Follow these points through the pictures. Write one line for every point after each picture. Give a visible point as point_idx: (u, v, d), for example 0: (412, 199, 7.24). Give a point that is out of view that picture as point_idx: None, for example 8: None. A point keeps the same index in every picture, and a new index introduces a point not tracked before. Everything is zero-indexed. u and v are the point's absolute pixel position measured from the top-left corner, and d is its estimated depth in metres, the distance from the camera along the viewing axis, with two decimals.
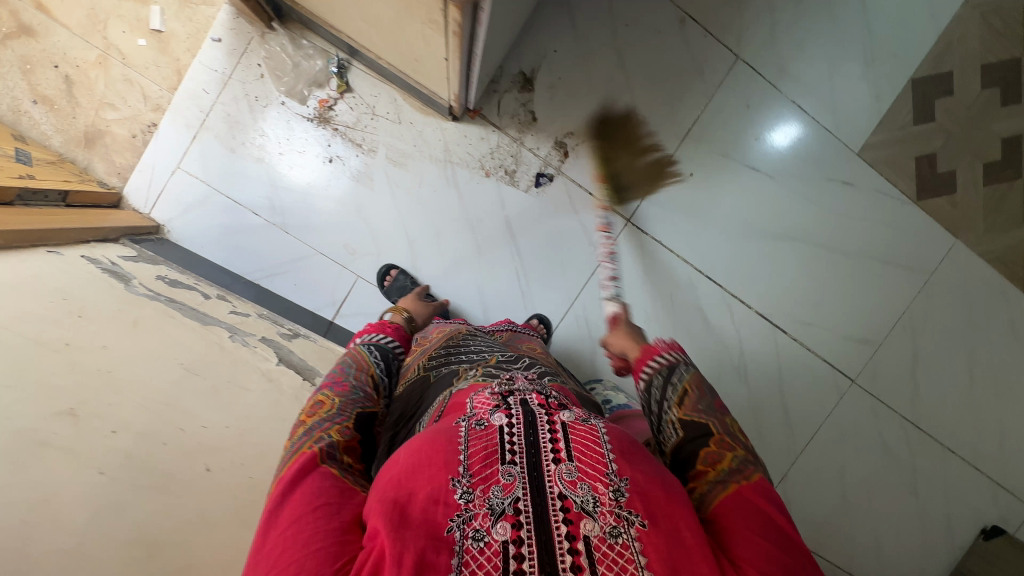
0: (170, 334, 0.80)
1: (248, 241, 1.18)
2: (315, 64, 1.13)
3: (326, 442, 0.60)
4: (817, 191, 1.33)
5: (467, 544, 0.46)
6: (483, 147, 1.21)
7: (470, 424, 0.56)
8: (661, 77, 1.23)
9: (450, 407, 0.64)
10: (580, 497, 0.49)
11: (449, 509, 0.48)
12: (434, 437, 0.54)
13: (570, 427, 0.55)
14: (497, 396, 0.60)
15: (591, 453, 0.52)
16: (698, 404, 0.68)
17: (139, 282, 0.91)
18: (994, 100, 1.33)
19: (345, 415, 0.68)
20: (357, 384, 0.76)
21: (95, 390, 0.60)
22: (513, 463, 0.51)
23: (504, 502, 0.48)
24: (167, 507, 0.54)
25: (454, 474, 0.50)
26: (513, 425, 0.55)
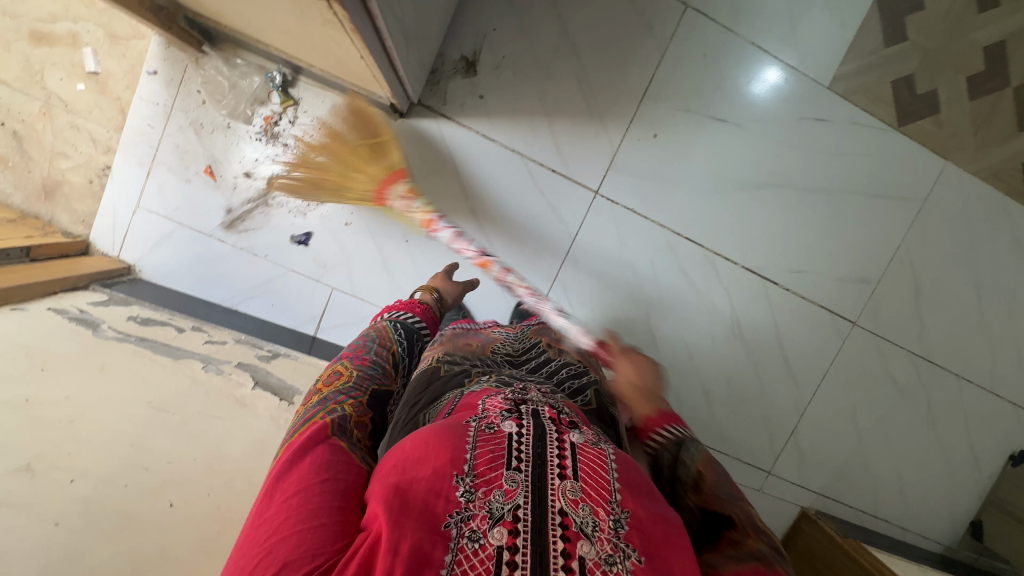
0: (139, 374, 0.81)
1: (219, 270, 1.19)
2: (252, 82, 1.11)
3: (340, 414, 0.59)
4: (790, 132, 1.27)
5: (460, 543, 0.41)
6: (437, 140, 1.19)
7: (480, 424, 0.50)
8: (608, 38, 1.19)
9: (460, 407, 0.60)
10: (580, 517, 0.43)
11: (448, 504, 0.43)
12: (438, 430, 0.49)
13: (579, 448, 0.49)
14: (510, 401, 0.56)
15: (598, 473, 0.47)
16: (718, 483, 0.56)
17: (109, 326, 0.92)
18: (970, 7, 1.25)
19: (361, 391, 0.66)
20: (377, 359, 0.75)
21: (54, 441, 0.61)
22: (519, 469, 0.45)
23: (503, 508, 0.43)
24: (128, 548, 0.55)
25: (459, 471, 0.45)
26: (523, 434, 0.49)
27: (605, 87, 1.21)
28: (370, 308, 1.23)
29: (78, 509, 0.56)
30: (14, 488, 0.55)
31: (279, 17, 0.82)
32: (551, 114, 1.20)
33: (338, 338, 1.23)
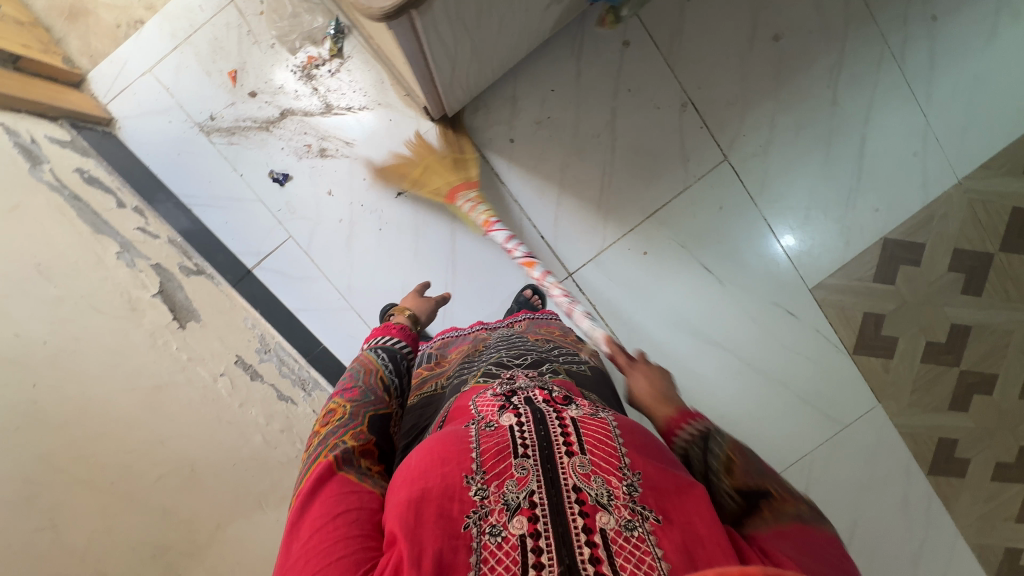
0: (46, 231, 0.78)
1: (196, 166, 1.16)
2: (315, 21, 1.14)
3: (342, 449, 0.66)
4: (758, 309, 1.33)
5: (488, 538, 0.52)
6: (453, 155, 1.20)
7: (480, 426, 0.62)
8: (646, 150, 1.23)
9: (454, 412, 0.71)
10: (594, 490, 0.54)
11: (464, 505, 0.54)
12: (445, 440, 0.60)
13: (579, 423, 0.61)
14: (501, 396, 0.67)
15: (604, 449, 0.58)
16: (747, 466, 0.62)
17: (50, 168, 0.89)
18: (955, 284, 1.34)
19: (359, 420, 0.73)
20: (368, 388, 0.80)
21: None
22: (527, 457, 0.57)
23: (519, 497, 0.54)
24: None
25: (469, 472, 0.56)
26: (523, 423, 0.60)
27: (621, 188, 1.25)
28: (314, 271, 1.22)
29: None
30: None
31: None
32: (564, 187, 1.24)
33: (268, 283, 1.21)
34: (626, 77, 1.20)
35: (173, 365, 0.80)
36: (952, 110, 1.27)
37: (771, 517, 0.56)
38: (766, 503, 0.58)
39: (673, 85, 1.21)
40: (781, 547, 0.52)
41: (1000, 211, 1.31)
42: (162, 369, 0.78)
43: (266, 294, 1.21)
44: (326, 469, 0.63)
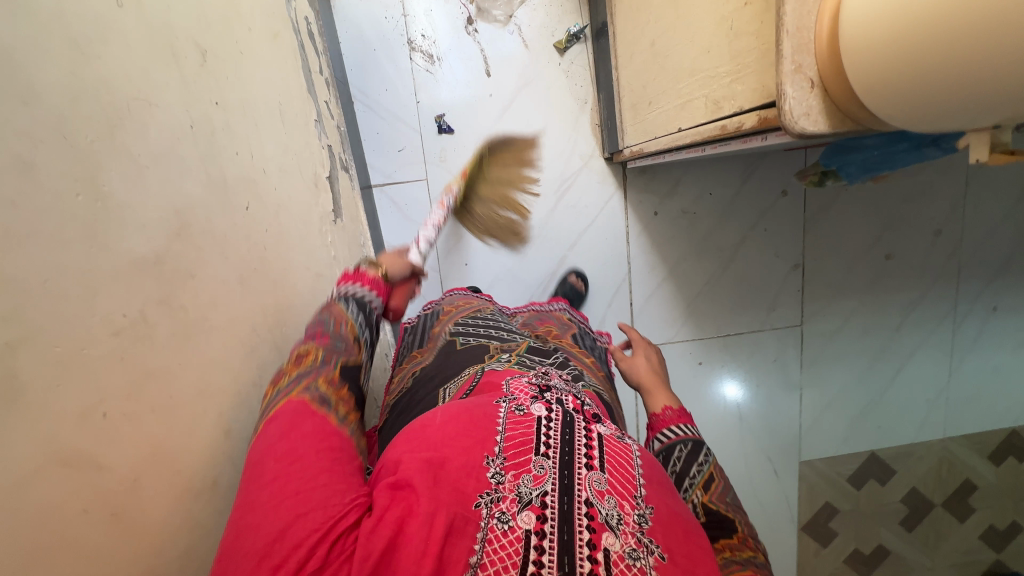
0: (287, 72, 0.75)
1: (385, 71, 1.14)
2: (562, 16, 1.18)
3: (315, 394, 0.47)
4: (753, 455, 1.46)
5: (489, 525, 0.39)
6: (602, 197, 1.26)
7: (509, 405, 0.47)
8: (748, 283, 1.35)
9: (482, 386, 0.57)
10: (605, 508, 0.41)
11: (478, 484, 0.40)
12: (470, 410, 0.46)
13: (606, 439, 0.46)
14: (535, 386, 0.51)
15: (622, 469, 0.44)
16: (726, 495, 0.55)
17: (296, 9, 0.85)
18: (898, 514, 1.53)
19: (331, 368, 0.51)
20: (337, 333, 0.54)
21: (228, 53, 0.55)
22: (547, 457, 0.43)
23: (531, 492, 0.41)
24: (220, 206, 0.47)
25: (489, 453, 0.42)
26: (552, 421, 0.46)
27: (713, 301, 1.35)
28: None
29: (225, 126, 0.51)
30: (191, 58, 0.47)
31: (669, 40, 0.80)
32: (671, 275, 1.32)
33: (381, 207, 1.19)
34: (767, 219, 1.32)
35: (326, 258, 0.77)
36: (966, 381, 1.50)
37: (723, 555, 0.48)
38: (724, 533, 0.51)
39: (797, 247, 1.35)
40: None
41: (958, 476, 1.53)
42: (322, 259, 0.75)
43: (373, 216, 1.18)
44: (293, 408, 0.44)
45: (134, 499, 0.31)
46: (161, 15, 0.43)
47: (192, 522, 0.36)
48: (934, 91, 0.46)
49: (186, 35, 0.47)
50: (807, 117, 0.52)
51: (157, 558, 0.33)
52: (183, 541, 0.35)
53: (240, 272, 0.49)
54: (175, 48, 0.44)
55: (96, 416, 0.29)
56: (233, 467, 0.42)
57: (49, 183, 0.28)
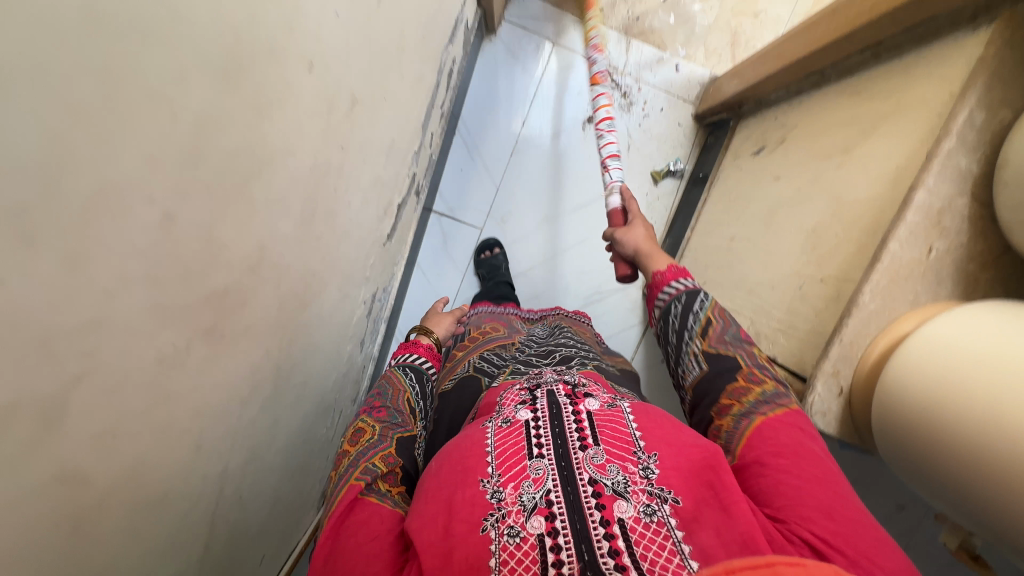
0: (413, 110, 0.79)
1: (498, 119, 1.20)
2: (672, 154, 1.21)
3: (372, 474, 0.52)
4: None
5: (500, 542, 0.38)
6: (625, 322, 1.28)
7: (496, 424, 0.48)
8: None
9: (483, 405, 0.61)
10: (611, 479, 0.41)
11: (478, 508, 0.40)
12: (458, 443, 0.48)
13: (595, 414, 0.48)
14: (525, 392, 0.53)
15: (616, 433, 0.45)
16: (724, 334, 0.62)
17: (449, 51, 0.91)
18: None
19: (388, 442, 0.57)
20: (395, 407, 0.64)
21: (374, 101, 0.59)
22: (542, 458, 0.43)
23: (535, 496, 0.40)
24: (297, 241, 0.51)
25: (483, 475, 0.42)
26: (539, 420, 0.46)
27: None
28: (463, 264, 1.24)
29: (338, 168, 0.55)
30: (341, 109, 0.51)
31: (748, 251, 0.84)
32: None
33: (430, 230, 1.22)
34: None
35: (360, 277, 0.81)
36: None
37: (740, 403, 0.55)
38: (730, 377, 0.58)
39: None
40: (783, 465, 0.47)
41: None
42: (355, 278, 0.78)
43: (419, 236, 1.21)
44: (349, 500, 0.49)
45: (96, 512, 0.33)
46: (338, 74, 0.48)
47: (128, 531, 0.38)
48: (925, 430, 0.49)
49: (348, 90, 0.51)
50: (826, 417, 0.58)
51: (86, 566, 0.34)
52: (112, 549, 0.36)
53: (281, 300, 0.52)
54: (334, 103, 0.49)
55: (107, 438, 0.32)
56: (185, 480, 0.43)
57: (183, 231, 0.32)
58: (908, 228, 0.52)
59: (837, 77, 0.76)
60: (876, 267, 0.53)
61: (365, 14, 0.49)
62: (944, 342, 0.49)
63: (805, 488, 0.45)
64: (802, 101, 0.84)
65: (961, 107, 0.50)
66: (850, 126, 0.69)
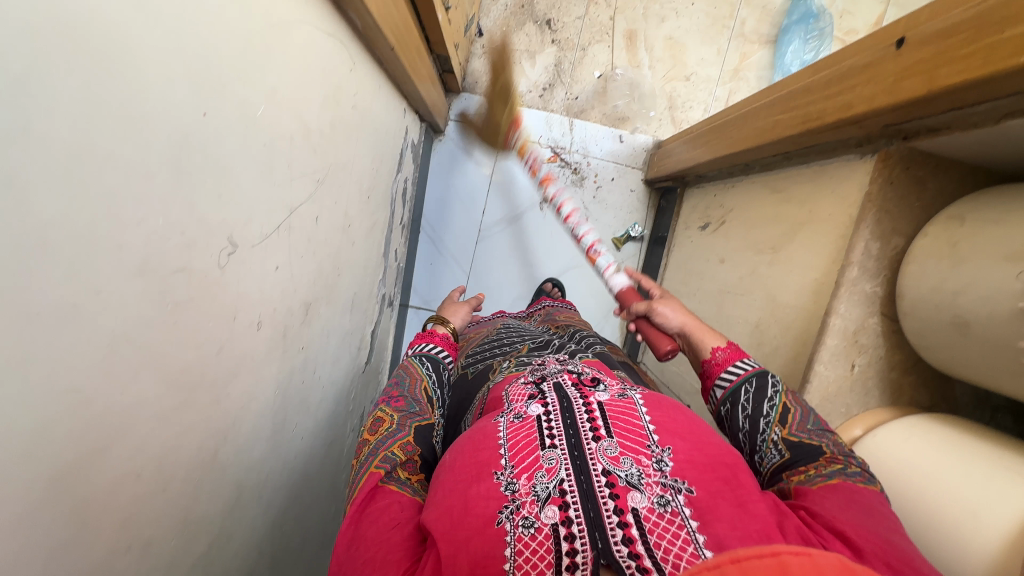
0: (371, 252, 0.84)
1: (459, 212, 1.25)
2: (629, 218, 1.26)
3: (394, 463, 0.47)
4: None
5: (515, 534, 0.35)
6: None
7: (508, 417, 0.46)
8: None
9: (489, 399, 0.57)
10: (625, 471, 0.38)
11: (491, 500, 0.38)
12: (472, 435, 0.46)
13: (606, 406, 0.45)
14: (530, 386, 0.52)
15: (628, 425, 0.43)
16: (806, 422, 0.49)
17: (399, 178, 0.96)
18: None
19: (406, 432, 0.52)
20: (413, 395, 0.57)
21: (327, 286, 0.64)
22: (555, 448, 0.41)
23: (548, 486, 0.38)
24: (270, 450, 0.55)
25: (497, 466, 0.40)
26: (551, 414, 0.45)
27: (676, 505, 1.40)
28: None
29: (300, 363, 0.60)
30: (295, 321, 0.56)
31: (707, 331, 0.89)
32: None
33: (410, 324, 1.27)
34: None
35: (344, 415, 0.85)
36: None
37: (820, 469, 0.45)
38: (814, 460, 0.46)
39: None
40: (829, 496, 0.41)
41: None
42: (340, 421, 0.82)
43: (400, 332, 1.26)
44: (372, 486, 0.44)
45: None
46: (286, 303, 0.52)
47: None
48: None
49: (297, 301, 0.56)
50: None
51: None
52: None
53: (265, 504, 0.56)
54: (286, 325, 0.53)
55: None
56: None
57: (156, 544, 0.37)
58: (831, 351, 0.57)
59: (760, 169, 0.81)
60: (807, 387, 0.58)
61: (304, 239, 0.54)
62: (904, 471, 0.50)
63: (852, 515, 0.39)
64: (735, 184, 0.89)
65: (858, 239, 0.55)
66: (775, 224, 0.74)
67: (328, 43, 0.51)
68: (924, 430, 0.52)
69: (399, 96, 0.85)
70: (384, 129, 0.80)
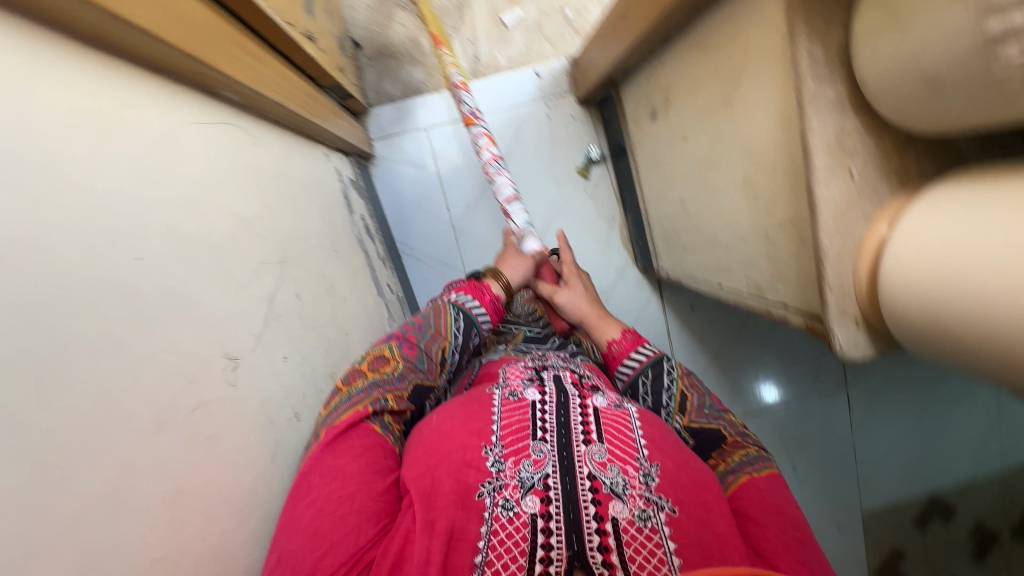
0: (366, 298, 0.84)
1: (425, 220, 1.24)
2: (580, 145, 1.26)
3: (381, 408, 0.60)
4: (823, 525, 1.40)
5: (495, 514, 0.49)
6: (640, 302, 1.34)
7: (505, 393, 0.62)
8: (790, 358, 1.41)
9: (485, 374, 0.74)
10: (609, 479, 0.51)
11: (478, 475, 0.51)
12: (467, 406, 0.60)
13: (601, 414, 0.58)
14: (531, 371, 0.68)
15: (620, 436, 0.55)
16: (702, 407, 0.70)
17: (356, 219, 0.95)
18: (967, 548, 1.42)
19: (406, 384, 0.65)
20: (427, 351, 0.69)
21: (339, 349, 0.65)
22: (545, 441, 0.54)
23: (534, 476, 0.51)
24: None
25: (487, 443, 0.54)
26: (546, 404, 0.59)
27: (754, 376, 1.40)
28: None
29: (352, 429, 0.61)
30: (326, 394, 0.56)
31: (703, 209, 0.87)
32: (714, 362, 1.39)
33: None
34: None
35: None
36: (1015, 411, 1.47)
37: (726, 463, 0.63)
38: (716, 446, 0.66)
39: None
40: (769, 529, 0.53)
41: None
42: None
43: None
44: (360, 424, 0.57)
45: None
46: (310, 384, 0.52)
47: None
48: (968, 328, 0.46)
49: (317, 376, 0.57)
50: (857, 347, 0.60)
51: None
52: None
53: None
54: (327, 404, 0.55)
55: None
56: None
57: None
58: (823, 170, 0.55)
59: (677, 34, 0.79)
60: (818, 213, 0.56)
61: (296, 318, 0.54)
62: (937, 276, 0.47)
63: (785, 543, 0.52)
64: (661, 60, 0.87)
65: (800, 51, 0.52)
66: (715, 80, 0.72)
67: (219, 132, 0.50)
68: (947, 206, 0.48)
69: (314, 142, 0.84)
70: (315, 180, 0.78)
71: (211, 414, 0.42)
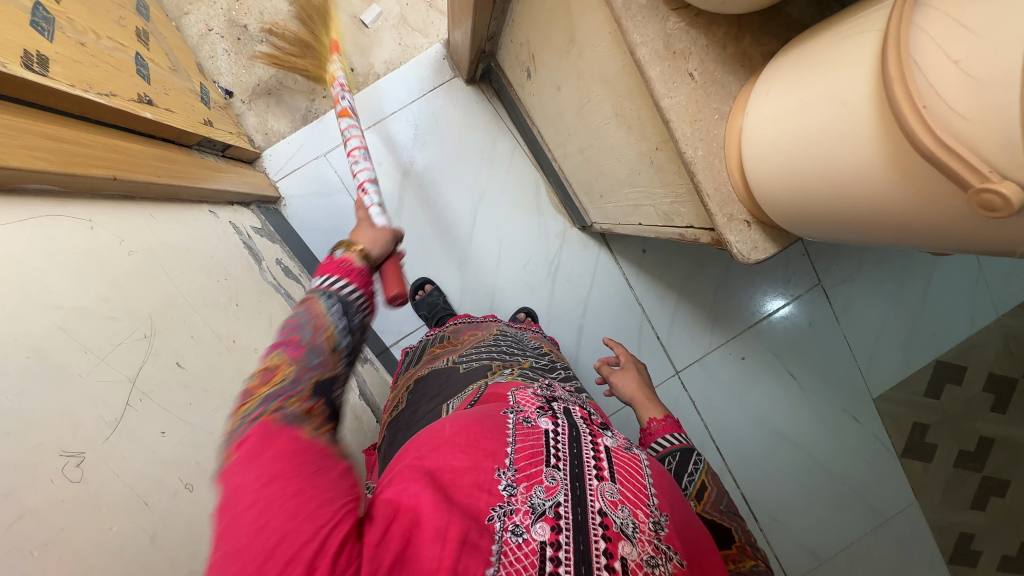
0: None
1: None
2: (482, 124, 1.23)
3: (286, 417, 0.41)
4: (836, 423, 1.39)
5: (505, 538, 0.39)
6: (590, 262, 1.32)
7: (517, 418, 0.49)
8: (755, 271, 1.39)
9: (487, 397, 0.58)
10: (620, 518, 0.42)
11: (490, 498, 0.41)
12: (480, 421, 0.47)
13: (614, 453, 0.48)
14: (541, 398, 0.54)
15: (633, 478, 0.46)
16: (716, 501, 0.59)
17: (266, 265, 0.93)
18: (985, 403, 1.40)
19: (307, 386, 0.44)
20: (314, 344, 0.46)
21: None
22: (559, 469, 0.44)
23: (545, 504, 0.41)
24: None
25: (499, 465, 0.43)
26: (560, 434, 0.47)
27: (730, 299, 1.38)
28: None
29: None
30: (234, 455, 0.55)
31: (597, 152, 0.85)
32: (682, 297, 1.36)
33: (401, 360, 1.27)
34: None
35: None
36: (993, 260, 1.45)
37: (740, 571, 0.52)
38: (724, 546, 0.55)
39: None
40: None
41: None
42: None
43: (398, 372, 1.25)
44: (263, 429, 0.40)
45: None
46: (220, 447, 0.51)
47: None
48: (860, 206, 0.40)
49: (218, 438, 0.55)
50: (758, 249, 0.56)
51: None
52: None
53: None
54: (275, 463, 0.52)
55: None
56: None
57: None
58: (660, 80, 0.52)
59: None
60: (671, 124, 0.53)
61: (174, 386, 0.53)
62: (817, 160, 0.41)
63: None
64: (512, 17, 0.85)
65: None
66: (554, 21, 0.69)
67: (36, 224, 0.49)
68: (780, 88, 0.44)
69: (193, 203, 0.82)
70: (200, 239, 0.77)
71: (47, 520, 0.38)
